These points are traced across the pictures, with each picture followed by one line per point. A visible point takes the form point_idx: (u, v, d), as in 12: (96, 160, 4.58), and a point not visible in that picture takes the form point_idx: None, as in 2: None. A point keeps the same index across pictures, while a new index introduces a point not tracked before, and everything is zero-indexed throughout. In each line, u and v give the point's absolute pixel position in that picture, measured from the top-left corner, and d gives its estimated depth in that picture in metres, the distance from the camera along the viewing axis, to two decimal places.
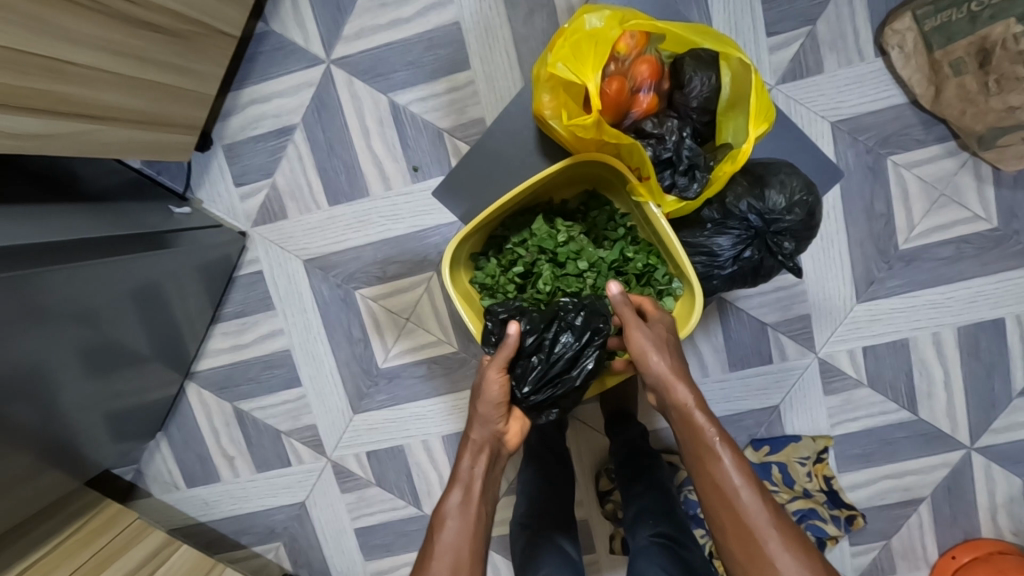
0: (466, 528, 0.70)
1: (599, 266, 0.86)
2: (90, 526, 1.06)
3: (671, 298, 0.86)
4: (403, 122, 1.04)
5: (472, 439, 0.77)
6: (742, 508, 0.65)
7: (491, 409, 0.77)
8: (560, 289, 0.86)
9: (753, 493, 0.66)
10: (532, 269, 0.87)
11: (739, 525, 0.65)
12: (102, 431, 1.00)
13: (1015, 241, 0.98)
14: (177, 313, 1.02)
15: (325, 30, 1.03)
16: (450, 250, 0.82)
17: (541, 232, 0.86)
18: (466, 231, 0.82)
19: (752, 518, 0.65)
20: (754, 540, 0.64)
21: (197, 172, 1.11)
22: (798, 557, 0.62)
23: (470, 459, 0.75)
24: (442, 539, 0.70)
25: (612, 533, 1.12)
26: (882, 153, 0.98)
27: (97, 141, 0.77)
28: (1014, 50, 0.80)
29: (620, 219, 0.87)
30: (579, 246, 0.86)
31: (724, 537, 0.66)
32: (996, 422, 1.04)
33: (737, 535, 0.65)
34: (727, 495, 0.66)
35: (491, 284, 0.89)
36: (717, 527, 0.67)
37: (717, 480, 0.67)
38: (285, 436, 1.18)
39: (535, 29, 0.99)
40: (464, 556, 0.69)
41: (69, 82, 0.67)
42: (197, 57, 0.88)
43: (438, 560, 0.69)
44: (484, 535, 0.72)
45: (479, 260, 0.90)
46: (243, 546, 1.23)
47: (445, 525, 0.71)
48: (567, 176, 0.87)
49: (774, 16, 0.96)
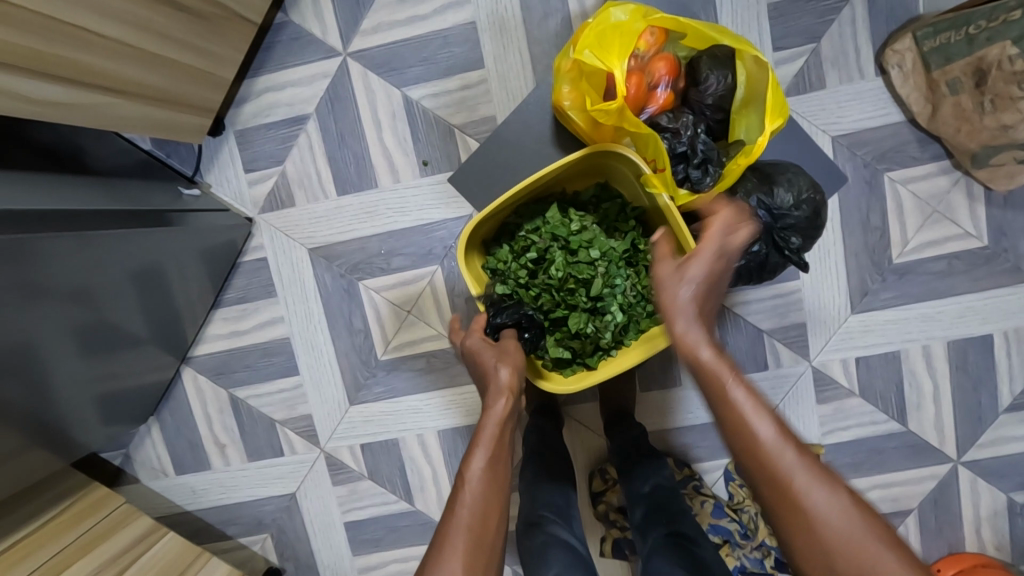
0: (494, 484, 0.64)
1: (611, 255, 0.87)
2: (76, 508, 1.04)
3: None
4: (414, 116, 1.05)
5: (497, 396, 0.72)
6: (772, 460, 0.55)
7: (518, 362, 0.76)
8: (572, 275, 0.87)
9: (790, 448, 0.55)
10: (544, 256, 0.88)
11: (766, 458, 0.55)
12: (92, 412, 0.99)
13: (1005, 259, 1.01)
14: (178, 295, 1.02)
15: (342, 23, 1.05)
16: (463, 237, 0.84)
17: (555, 220, 0.88)
18: (481, 216, 0.83)
19: (779, 452, 0.55)
20: (788, 498, 0.53)
21: (207, 156, 1.12)
22: (839, 505, 0.52)
23: (504, 405, 0.71)
24: (468, 495, 0.63)
25: (602, 536, 1.12)
26: (879, 168, 1.01)
27: (113, 115, 0.77)
28: (1008, 71, 0.83)
29: (631, 211, 0.90)
30: (591, 234, 0.88)
31: (762, 502, 0.56)
32: (983, 436, 1.06)
33: (774, 501, 0.54)
34: (760, 454, 0.55)
35: (503, 270, 0.90)
36: (750, 470, 0.56)
37: (740, 428, 0.57)
38: (279, 425, 1.17)
39: (549, 32, 1.02)
40: (492, 513, 0.62)
41: (92, 52, 0.68)
42: (216, 41, 0.89)
43: (465, 508, 0.62)
44: (506, 498, 0.65)
45: (492, 247, 0.94)
46: (229, 537, 1.21)
47: (469, 481, 0.64)
48: (580, 171, 0.89)
49: (780, 32, 0.99)
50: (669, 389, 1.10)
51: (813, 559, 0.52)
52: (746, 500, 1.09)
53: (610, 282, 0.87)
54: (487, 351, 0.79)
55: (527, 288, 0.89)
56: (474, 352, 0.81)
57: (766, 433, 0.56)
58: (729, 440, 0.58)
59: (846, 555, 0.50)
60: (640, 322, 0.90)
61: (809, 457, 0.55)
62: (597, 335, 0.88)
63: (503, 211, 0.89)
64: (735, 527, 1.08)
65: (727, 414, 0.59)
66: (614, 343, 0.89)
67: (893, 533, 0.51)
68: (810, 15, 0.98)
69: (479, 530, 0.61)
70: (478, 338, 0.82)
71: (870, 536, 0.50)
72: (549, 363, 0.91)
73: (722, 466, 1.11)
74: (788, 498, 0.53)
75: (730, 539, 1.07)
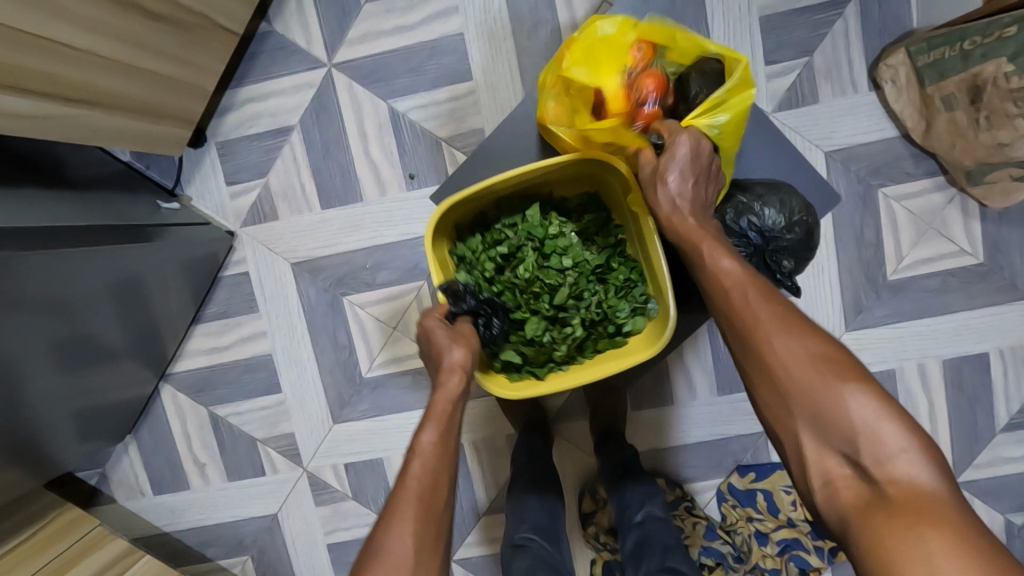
0: (443, 464, 0.62)
1: (582, 267, 0.87)
2: (47, 531, 1.01)
3: (644, 318, 0.85)
4: (401, 128, 1.03)
5: (445, 371, 0.69)
6: (746, 313, 0.59)
7: (471, 342, 0.73)
8: (539, 279, 0.86)
9: (757, 290, 0.60)
10: (516, 254, 0.87)
11: (733, 296, 0.61)
12: (69, 428, 0.95)
13: (1000, 276, 1.00)
14: (158, 309, 0.99)
15: (327, 33, 1.03)
16: (437, 214, 0.80)
17: (534, 219, 0.86)
18: (456, 197, 0.81)
19: (745, 292, 0.60)
20: (755, 346, 0.58)
21: (188, 167, 1.09)
22: (796, 339, 0.56)
23: (455, 385, 0.67)
24: (415, 469, 0.61)
25: (592, 558, 1.10)
26: (874, 183, 1.00)
27: (86, 126, 0.75)
28: (1005, 89, 0.80)
29: (612, 228, 0.88)
30: (568, 242, 0.87)
31: (734, 353, 0.61)
32: (980, 456, 1.04)
33: (737, 340, 0.60)
34: (734, 308, 0.60)
35: (471, 259, 0.88)
36: (720, 310, 0.62)
37: (710, 274, 0.63)
38: (260, 443, 1.14)
39: (538, 44, 1.00)
40: (441, 483, 0.61)
41: (62, 63, 0.65)
42: (196, 50, 0.87)
43: (412, 486, 0.60)
44: (456, 474, 0.64)
45: (465, 234, 0.90)
46: (209, 558, 1.17)
47: (417, 458, 0.62)
48: (565, 177, 0.87)
49: (772, 45, 0.98)
50: (661, 407, 1.08)
51: (771, 399, 0.57)
52: (740, 522, 1.06)
53: (576, 294, 0.86)
54: (437, 331, 0.73)
55: (491, 283, 0.88)
56: (431, 332, 0.74)
57: (731, 271, 0.62)
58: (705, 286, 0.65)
59: (800, 394, 0.55)
60: (599, 340, 0.87)
61: (784, 308, 0.59)
62: (552, 345, 0.86)
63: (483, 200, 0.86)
64: (728, 549, 1.06)
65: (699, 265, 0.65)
66: (568, 357, 0.87)
67: (861, 374, 0.54)
68: (803, 28, 0.97)
69: (427, 507, 0.59)
70: (435, 319, 0.75)
71: (823, 368, 0.54)
72: (497, 365, 0.86)
73: (715, 486, 1.08)
74: (749, 338, 0.59)
75: (722, 562, 1.05)
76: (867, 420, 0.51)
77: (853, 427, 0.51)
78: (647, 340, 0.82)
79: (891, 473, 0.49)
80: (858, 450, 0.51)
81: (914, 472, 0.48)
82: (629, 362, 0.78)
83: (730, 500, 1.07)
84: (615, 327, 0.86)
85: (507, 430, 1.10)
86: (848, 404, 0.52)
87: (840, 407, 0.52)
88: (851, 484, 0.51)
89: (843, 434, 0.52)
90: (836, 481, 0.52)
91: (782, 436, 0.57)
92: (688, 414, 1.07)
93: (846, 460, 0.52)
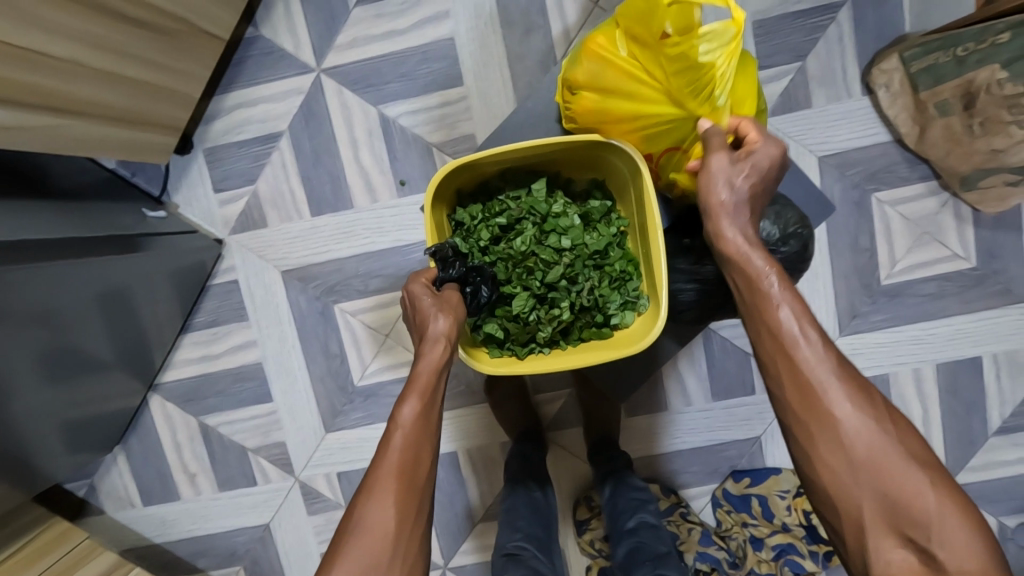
0: (424, 440, 0.61)
1: (580, 251, 0.82)
2: (32, 547, 0.98)
3: (633, 313, 0.82)
4: (392, 134, 1.02)
5: (427, 343, 0.66)
6: (815, 374, 0.56)
7: (457, 310, 0.69)
8: (534, 255, 0.81)
9: (826, 349, 0.57)
10: (515, 226, 0.82)
11: (802, 353, 0.57)
12: (57, 441, 0.93)
13: (994, 281, 1.00)
14: (145, 319, 0.97)
15: (317, 38, 1.02)
16: (441, 173, 0.76)
17: (538, 194, 0.82)
18: (463, 159, 0.76)
19: (815, 351, 0.57)
20: (817, 402, 0.56)
21: (175, 174, 1.07)
22: (864, 411, 0.55)
23: (438, 356, 0.65)
24: (395, 443, 0.61)
25: (588, 565, 1.09)
26: (868, 189, 0.99)
27: (67, 136, 0.73)
28: (999, 95, 0.81)
29: (615, 219, 0.84)
30: (569, 221, 0.82)
31: (783, 406, 0.58)
32: (974, 460, 1.04)
33: (799, 400, 0.57)
34: (798, 356, 0.57)
35: (469, 227, 0.84)
36: (783, 364, 0.58)
37: (774, 326, 0.59)
38: (251, 453, 1.13)
39: (531, 48, 0.99)
40: (422, 459, 0.61)
41: (42, 72, 0.63)
42: (180, 56, 0.86)
43: (388, 461, 0.60)
44: (437, 444, 0.63)
45: (466, 201, 0.86)
46: (200, 569, 1.16)
47: (397, 433, 0.61)
48: (577, 159, 0.82)
49: (766, 50, 0.97)
50: (656, 414, 1.07)
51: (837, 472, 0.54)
52: (734, 527, 1.06)
53: (570, 276, 0.81)
54: (422, 298, 0.70)
55: (484, 252, 0.83)
56: (413, 300, 0.70)
57: (797, 323, 0.58)
58: (765, 337, 0.60)
59: (870, 470, 0.53)
60: (585, 328, 0.83)
61: (846, 364, 0.57)
62: (537, 326, 0.81)
63: (491, 166, 0.81)
64: (724, 555, 1.05)
65: (764, 316, 0.60)
66: (550, 341, 0.83)
67: (927, 453, 0.53)
68: (797, 33, 0.96)
69: (404, 482, 0.59)
70: (421, 284, 0.72)
71: (893, 446, 0.53)
72: (477, 337, 0.83)
73: (710, 492, 1.08)
74: (819, 402, 0.56)
75: (717, 567, 1.03)
76: (942, 507, 0.50)
77: (923, 510, 0.51)
78: (633, 335, 0.79)
79: (963, 565, 0.49)
80: (929, 538, 0.50)
81: (987, 567, 0.48)
82: (609, 354, 0.75)
83: (725, 505, 1.06)
84: (603, 317, 0.83)
85: (502, 439, 1.09)
86: (919, 484, 0.51)
87: (913, 490, 0.51)
88: (914, 568, 0.50)
89: (912, 516, 0.51)
90: (894, 563, 0.51)
91: (838, 511, 0.54)
92: (684, 420, 1.07)
93: (909, 544, 0.51)
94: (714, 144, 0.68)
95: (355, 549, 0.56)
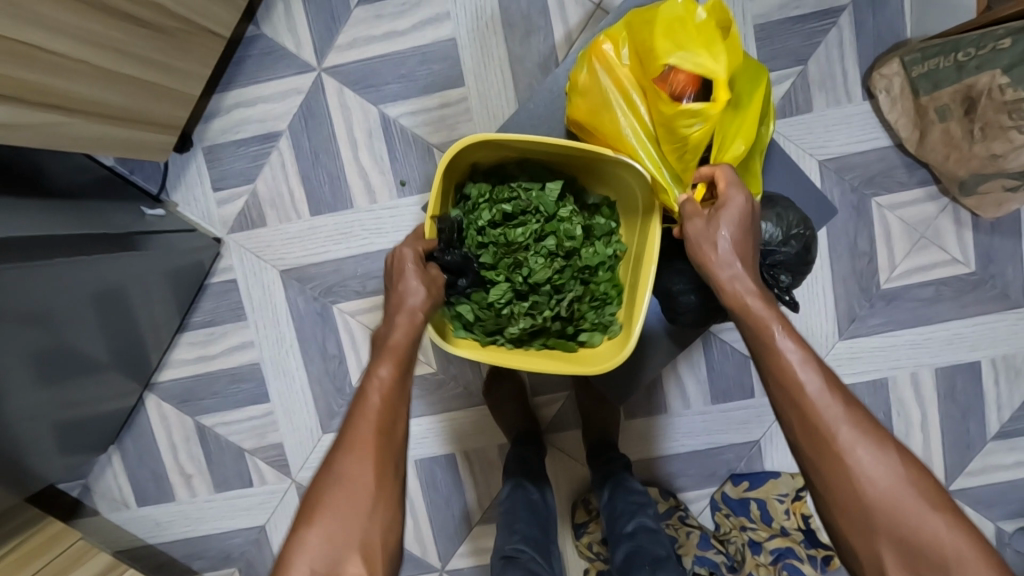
0: (399, 400, 0.61)
1: (573, 263, 0.81)
2: (25, 548, 0.97)
3: (601, 335, 0.82)
4: (392, 134, 1.02)
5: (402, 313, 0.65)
6: (824, 421, 0.55)
7: (432, 282, 0.69)
8: (525, 256, 0.80)
9: (834, 395, 0.55)
10: (519, 218, 0.80)
11: (810, 400, 0.56)
12: (51, 442, 0.92)
13: (992, 285, 1.00)
14: (141, 319, 0.96)
15: (317, 38, 1.01)
16: (462, 146, 0.72)
17: (549, 193, 0.80)
18: (488, 138, 0.72)
19: (824, 397, 0.55)
20: (829, 449, 0.54)
21: (174, 173, 1.07)
22: (879, 457, 0.53)
23: (405, 322, 0.65)
24: (371, 401, 0.60)
25: (586, 568, 1.09)
26: (867, 193, 0.99)
27: (65, 135, 0.72)
28: (999, 100, 0.80)
29: (614, 241, 0.83)
30: (573, 227, 0.80)
31: (798, 452, 0.57)
32: (972, 464, 1.04)
33: (811, 447, 0.55)
34: (808, 408, 0.55)
35: (473, 204, 0.80)
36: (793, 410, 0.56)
37: (779, 372, 0.58)
38: (248, 454, 1.12)
39: (533, 49, 0.99)
40: (397, 413, 0.61)
41: (40, 69, 0.63)
42: (179, 54, 0.85)
43: (364, 418, 0.59)
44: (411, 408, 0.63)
45: (477, 176, 0.82)
46: (195, 571, 1.15)
47: (371, 394, 0.60)
48: (589, 168, 0.79)
49: (766, 54, 0.97)
50: (654, 417, 1.07)
51: (852, 522, 0.53)
52: (733, 531, 1.05)
53: (552, 282, 0.81)
54: (405, 265, 0.68)
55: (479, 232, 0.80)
56: (393, 261, 0.69)
57: (803, 368, 0.57)
58: (771, 381, 0.58)
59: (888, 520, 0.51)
60: (551, 334, 0.83)
61: (858, 410, 0.55)
62: (508, 319, 0.81)
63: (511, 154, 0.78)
64: (722, 559, 1.04)
65: (769, 363, 0.58)
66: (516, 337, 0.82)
67: (946, 497, 0.52)
68: (796, 37, 0.97)
69: (381, 438, 0.59)
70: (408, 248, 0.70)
71: (911, 493, 0.52)
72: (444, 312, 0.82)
73: (708, 495, 1.08)
74: (831, 450, 0.54)
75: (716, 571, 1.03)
76: (963, 556, 0.49)
77: (943, 557, 0.49)
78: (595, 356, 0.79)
79: None
80: None
81: None
82: (564, 368, 0.76)
83: (723, 509, 1.06)
84: (572, 329, 0.83)
85: (500, 441, 1.09)
86: (936, 530, 0.50)
87: (932, 538, 0.50)
88: None
89: (932, 566, 0.50)
90: None
91: (858, 559, 0.53)
92: (682, 423, 1.07)
93: None
94: (689, 211, 0.69)
95: (332, 502, 0.56)
